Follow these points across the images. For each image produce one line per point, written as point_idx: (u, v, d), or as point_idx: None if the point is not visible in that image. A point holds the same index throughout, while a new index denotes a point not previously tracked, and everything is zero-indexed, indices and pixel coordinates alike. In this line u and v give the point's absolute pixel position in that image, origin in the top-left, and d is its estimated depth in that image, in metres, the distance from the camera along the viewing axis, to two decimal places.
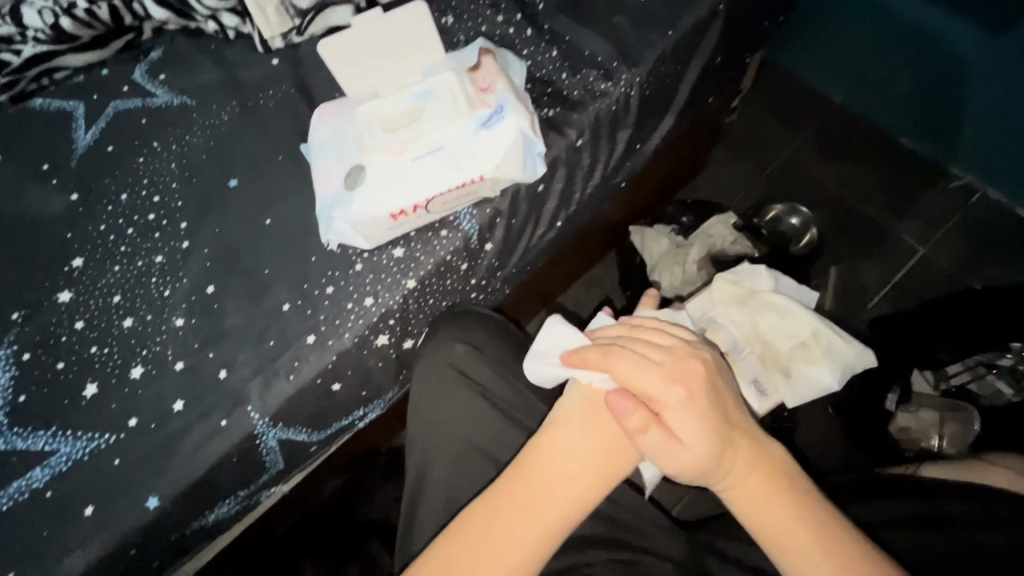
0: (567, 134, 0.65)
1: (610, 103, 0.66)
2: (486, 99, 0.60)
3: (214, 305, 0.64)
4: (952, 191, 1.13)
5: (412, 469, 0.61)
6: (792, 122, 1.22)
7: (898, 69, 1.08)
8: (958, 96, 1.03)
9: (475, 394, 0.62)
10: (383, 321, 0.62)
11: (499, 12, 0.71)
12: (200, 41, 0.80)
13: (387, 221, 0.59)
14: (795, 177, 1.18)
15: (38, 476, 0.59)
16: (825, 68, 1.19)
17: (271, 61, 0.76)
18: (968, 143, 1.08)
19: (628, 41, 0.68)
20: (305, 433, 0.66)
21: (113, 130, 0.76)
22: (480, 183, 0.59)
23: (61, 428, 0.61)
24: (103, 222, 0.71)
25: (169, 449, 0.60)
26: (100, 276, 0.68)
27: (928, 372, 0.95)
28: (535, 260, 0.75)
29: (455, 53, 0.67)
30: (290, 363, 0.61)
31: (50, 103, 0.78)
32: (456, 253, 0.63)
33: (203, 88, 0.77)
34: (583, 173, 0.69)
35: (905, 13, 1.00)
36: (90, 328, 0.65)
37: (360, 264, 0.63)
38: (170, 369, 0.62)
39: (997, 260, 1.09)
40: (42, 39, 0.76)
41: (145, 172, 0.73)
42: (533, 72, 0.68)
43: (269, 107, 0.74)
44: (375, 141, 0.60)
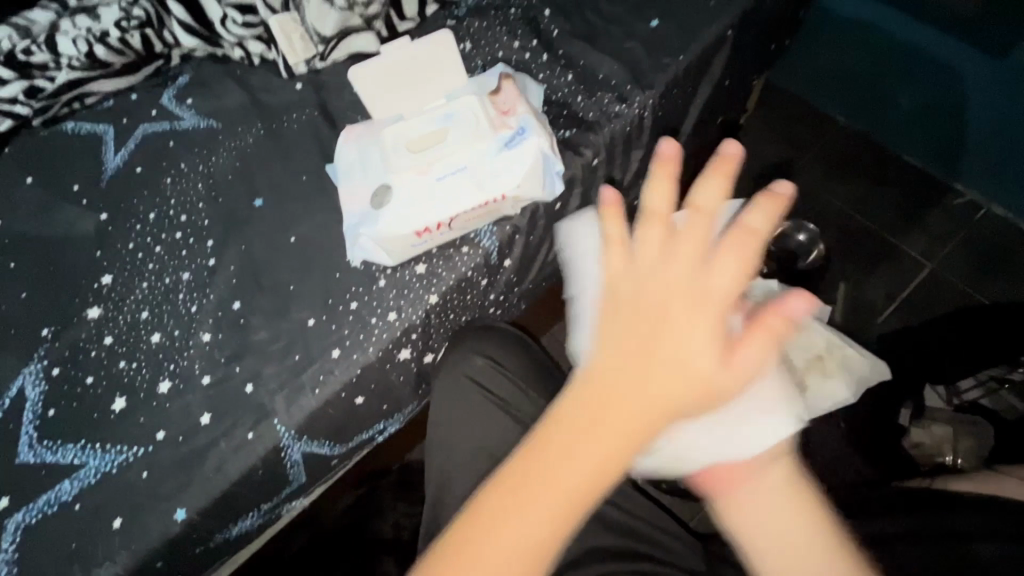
0: (583, 154, 0.67)
1: (623, 124, 0.68)
2: (506, 121, 0.63)
3: (240, 320, 0.66)
4: (959, 208, 1.15)
5: (434, 482, 0.62)
6: (797, 140, 1.25)
7: (901, 88, 1.11)
8: (960, 115, 1.05)
9: (495, 406, 0.63)
10: (406, 336, 0.64)
11: (516, 39, 0.74)
12: (226, 66, 0.83)
13: (411, 238, 0.61)
14: (802, 194, 1.20)
15: (67, 489, 0.60)
16: (829, 89, 1.22)
17: (295, 85, 0.79)
18: (969, 161, 1.11)
19: (640, 65, 0.70)
20: (327, 447, 0.67)
21: (141, 152, 0.79)
22: (501, 201, 0.61)
23: (90, 441, 0.62)
24: (133, 241, 0.73)
25: (196, 461, 0.61)
26: (129, 292, 0.70)
27: (939, 388, 0.97)
28: (551, 276, 0.77)
29: (476, 78, 0.70)
30: (315, 378, 0.62)
31: (81, 126, 0.81)
32: (477, 269, 0.65)
33: (229, 111, 0.80)
34: (598, 192, 0.71)
35: (906, 37, 1.03)
36: (119, 343, 0.67)
37: (383, 279, 0.65)
38: (197, 383, 0.64)
39: (1005, 276, 1.10)
40: (76, 67, 0.79)
41: (172, 193, 0.75)
42: (549, 95, 0.70)
43: (294, 129, 0.77)
44: (399, 161, 0.62)
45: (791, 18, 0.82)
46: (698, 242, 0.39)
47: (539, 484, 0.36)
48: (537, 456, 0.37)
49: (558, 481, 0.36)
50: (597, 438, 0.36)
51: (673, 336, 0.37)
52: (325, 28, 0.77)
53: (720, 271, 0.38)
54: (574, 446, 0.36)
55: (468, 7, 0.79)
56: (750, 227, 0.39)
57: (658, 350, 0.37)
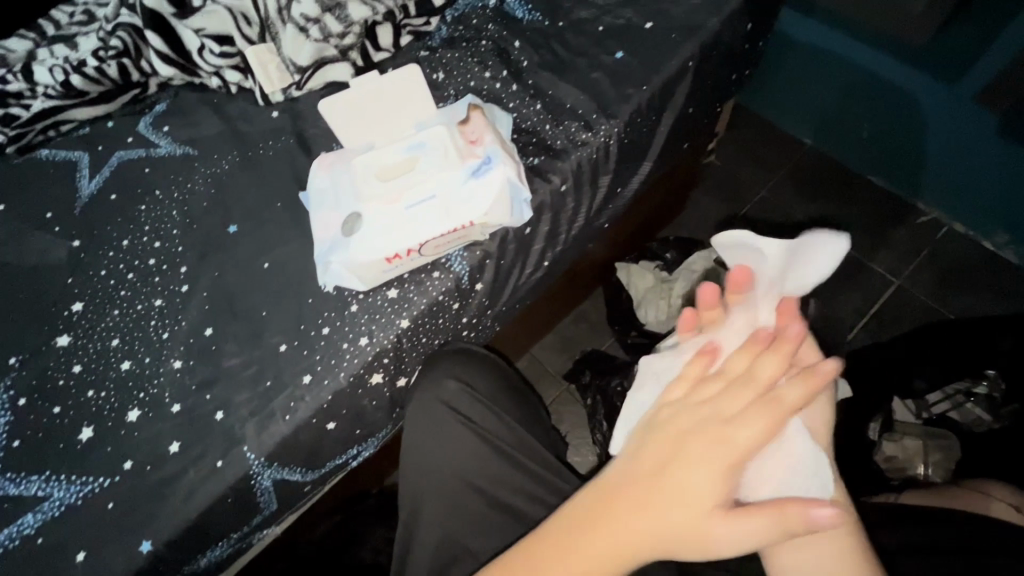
0: (551, 181, 0.69)
1: (590, 151, 0.71)
2: (474, 151, 0.65)
3: (211, 347, 0.66)
4: (921, 226, 1.19)
5: (407, 507, 0.62)
6: (766, 162, 1.29)
7: (862, 112, 1.16)
8: (918, 137, 1.10)
9: (467, 430, 0.64)
10: (377, 360, 0.64)
11: (487, 69, 0.77)
12: (204, 95, 0.84)
13: (382, 265, 0.62)
14: (772, 214, 1.24)
15: (29, 522, 0.59)
16: (795, 113, 1.27)
17: (272, 113, 0.81)
18: (928, 181, 1.16)
19: (606, 95, 0.73)
20: (299, 473, 0.66)
21: (116, 179, 0.79)
22: (470, 228, 0.62)
23: (55, 472, 0.61)
24: (105, 268, 0.73)
25: (164, 491, 0.60)
26: (100, 320, 0.70)
27: (909, 402, 0.97)
28: (524, 298, 0.79)
29: (446, 108, 0.72)
30: (286, 404, 0.63)
31: (55, 153, 0.81)
32: (448, 293, 0.66)
33: (205, 138, 0.81)
34: (568, 216, 0.73)
35: (864, 64, 1.09)
36: (88, 371, 0.66)
37: (355, 305, 0.65)
38: (167, 411, 0.63)
39: (966, 292, 1.14)
40: (52, 95, 0.80)
41: (147, 219, 0.76)
42: (519, 123, 0.73)
43: (269, 156, 0.78)
44: (370, 190, 0.63)
45: (751, 49, 0.86)
46: (767, 376, 0.43)
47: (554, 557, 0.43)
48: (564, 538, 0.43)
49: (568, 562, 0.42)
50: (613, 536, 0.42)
51: (691, 477, 0.41)
52: (301, 58, 0.79)
53: (746, 425, 0.41)
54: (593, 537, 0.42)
55: (441, 38, 0.81)
56: (786, 401, 0.41)
57: (674, 480, 0.41)
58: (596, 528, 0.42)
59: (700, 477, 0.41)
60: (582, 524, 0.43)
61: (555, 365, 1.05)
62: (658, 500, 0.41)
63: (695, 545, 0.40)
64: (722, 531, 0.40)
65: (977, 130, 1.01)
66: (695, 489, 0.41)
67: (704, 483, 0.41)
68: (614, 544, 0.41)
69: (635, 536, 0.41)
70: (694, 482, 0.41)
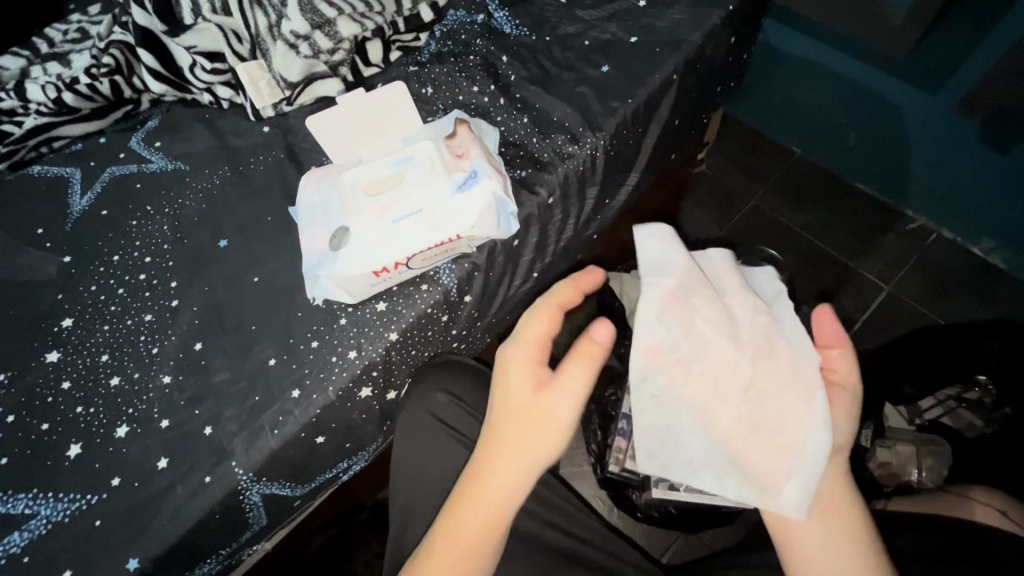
0: (538, 193, 0.70)
1: (577, 163, 0.72)
2: (460, 165, 0.65)
3: (201, 362, 0.66)
4: (909, 233, 1.20)
5: (396, 520, 0.62)
6: (756, 171, 1.30)
7: (848, 121, 1.17)
8: (903, 144, 1.12)
9: (456, 442, 0.64)
10: (366, 374, 0.65)
11: (474, 84, 0.78)
12: (195, 111, 0.85)
13: (370, 278, 0.62)
14: (762, 223, 1.25)
15: (16, 541, 0.59)
16: (782, 123, 1.29)
17: (263, 128, 0.82)
18: (915, 187, 1.17)
19: (591, 108, 0.74)
20: (288, 488, 0.66)
21: (107, 195, 0.80)
22: (456, 240, 0.63)
23: (42, 490, 0.61)
24: (95, 283, 0.73)
25: (151, 507, 0.60)
26: (90, 336, 0.70)
27: (902, 408, 1.01)
28: (514, 310, 0.79)
29: (433, 123, 0.73)
30: (275, 418, 0.63)
31: (48, 170, 0.82)
32: (436, 306, 0.66)
33: (196, 154, 0.81)
34: (556, 227, 0.74)
35: (846, 73, 1.10)
36: (77, 388, 0.66)
37: (343, 318, 0.66)
38: (156, 427, 0.63)
39: (955, 298, 1.14)
40: (44, 112, 0.81)
41: (138, 235, 0.76)
42: (506, 137, 0.73)
43: (260, 171, 0.78)
44: (358, 204, 0.64)
45: (735, 62, 0.88)
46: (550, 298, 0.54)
47: (456, 516, 0.49)
48: (460, 501, 0.49)
49: (465, 525, 0.48)
50: (492, 486, 0.49)
51: (516, 379, 0.50)
52: (292, 74, 0.80)
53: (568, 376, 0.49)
54: (476, 495, 0.49)
55: (430, 54, 0.83)
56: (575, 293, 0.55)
57: (511, 392, 0.50)
58: (489, 465, 0.49)
59: (515, 393, 0.50)
60: (473, 488, 0.49)
61: None
62: (507, 420, 0.49)
63: (544, 424, 0.49)
64: (554, 402, 0.48)
65: (960, 136, 1.03)
66: (524, 422, 0.49)
67: (525, 381, 0.50)
68: (509, 469, 0.49)
69: (517, 456, 0.48)
70: (517, 385, 0.50)
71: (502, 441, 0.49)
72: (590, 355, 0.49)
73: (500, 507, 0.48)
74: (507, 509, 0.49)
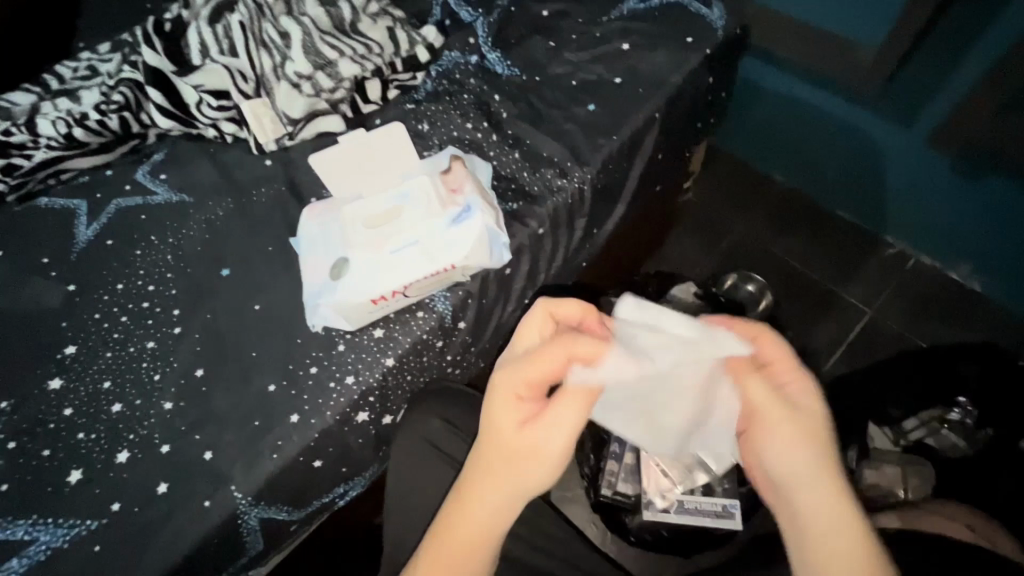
0: (529, 224, 0.73)
1: (565, 196, 0.76)
2: (455, 199, 0.69)
3: (202, 388, 0.68)
4: (888, 259, 1.25)
5: (392, 543, 0.64)
6: (740, 199, 1.35)
7: (826, 153, 1.23)
8: (880, 175, 1.18)
9: (450, 466, 0.65)
10: (363, 399, 0.67)
11: (468, 120, 0.82)
12: (200, 144, 0.89)
13: (368, 306, 0.65)
14: (747, 248, 1.29)
15: (15, 567, 0.60)
16: (762, 157, 1.35)
17: (265, 162, 0.85)
18: (891, 216, 1.22)
19: (579, 144, 0.79)
20: (285, 512, 0.68)
21: (113, 225, 0.82)
22: (451, 270, 0.66)
23: (42, 515, 0.62)
24: (99, 311, 0.75)
25: (150, 532, 0.61)
26: (92, 363, 0.72)
27: (886, 429, 1.01)
28: (507, 335, 0.82)
29: (429, 159, 0.77)
30: (274, 443, 0.64)
31: (55, 202, 0.85)
32: (432, 332, 0.69)
33: (200, 186, 0.85)
34: (546, 256, 0.77)
35: (823, 109, 1.17)
36: (79, 414, 0.68)
37: (342, 344, 0.68)
38: (156, 452, 0.65)
39: (934, 322, 1.18)
40: (54, 146, 0.84)
41: (142, 264, 0.79)
42: (498, 171, 0.77)
43: (262, 203, 0.82)
44: (357, 236, 0.67)
45: (714, 100, 0.93)
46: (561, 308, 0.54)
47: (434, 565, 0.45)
48: (431, 550, 0.46)
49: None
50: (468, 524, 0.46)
51: (504, 380, 0.48)
52: (295, 111, 0.84)
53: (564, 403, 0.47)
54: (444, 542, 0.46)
55: (426, 92, 0.87)
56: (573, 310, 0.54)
57: (500, 392, 0.48)
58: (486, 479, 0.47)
59: (508, 399, 0.48)
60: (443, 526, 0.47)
61: None
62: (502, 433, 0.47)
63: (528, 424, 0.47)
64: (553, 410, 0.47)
65: (934, 166, 1.09)
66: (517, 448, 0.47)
67: (515, 377, 0.48)
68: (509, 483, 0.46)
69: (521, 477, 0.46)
70: (504, 379, 0.48)
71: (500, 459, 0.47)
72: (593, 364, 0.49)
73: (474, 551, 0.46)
74: (485, 547, 0.46)
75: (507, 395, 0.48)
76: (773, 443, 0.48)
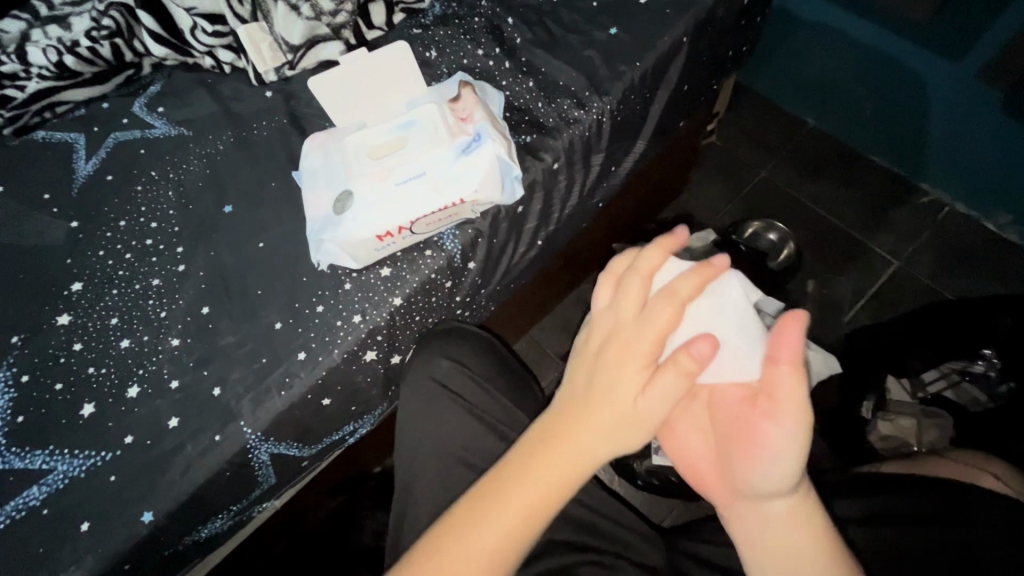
0: (543, 158, 0.69)
1: (582, 128, 0.71)
2: (464, 128, 0.65)
3: (208, 325, 0.67)
4: (922, 207, 1.18)
5: (403, 481, 0.64)
6: (766, 142, 1.27)
7: (862, 90, 1.14)
8: (920, 114, 1.08)
9: (457, 405, 0.65)
10: (371, 338, 0.65)
11: (479, 46, 0.76)
12: (197, 75, 0.84)
13: (374, 242, 0.62)
14: (773, 195, 1.23)
15: (35, 494, 0.61)
16: (793, 93, 1.26)
17: (265, 93, 0.80)
18: (928, 159, 1.14)
19: (598, 72, 0.73)
20: (296, 448, 0.68)
21: (112, 160, 0.79)
22: (460, 205, 0.63)
23: (58, 446, 0.63)
24: (103, 248, 0.74)
25: (164, 464, 0.62)
26: (99, 299, 0.71)
27: (904, 381, 0.97)
28: (518, 278, 0.79)
29: (435, 86, 0.72)
30: (281, 380, 0.64)
31: (52, 135, 0.81)
32: (440, 271, 0.67)
33: (199, 119, 0.81)
34: (561, 194, 0.73)
35: (862, 39, 1.07)
36: (88, 349, 0.68)
37: (348, 283, 0.66)
38: (165, 388, 0.65)
39: (965, 273, 1.13)
40: (46, 76, 0.80)
41: (143, 200, 0.76)
42: (510, 101, 0.72)
43: (263, 136, 0.78)
44: (361, 169, 0.64)
45: (747, 27, 0.86)
46: (648, 267, 0.48)
47: (513, 482, 0.45)
48: (436, 541, 0.44)
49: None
50: (563, 460, 0.45)
51: (608, 372, 0.47)
52: (293, 36, 0.78)
53: (621, 390, 0.46)
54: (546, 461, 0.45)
55: (434, 16, 0.80)
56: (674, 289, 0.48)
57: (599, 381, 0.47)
58: (491, 503, 0.44)
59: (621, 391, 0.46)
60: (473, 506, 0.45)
61: (553, 346, 1.05)
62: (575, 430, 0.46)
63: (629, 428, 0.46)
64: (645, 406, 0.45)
65: (983, 107, 0.99)
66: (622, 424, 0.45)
67: (637, 351, 0.46)
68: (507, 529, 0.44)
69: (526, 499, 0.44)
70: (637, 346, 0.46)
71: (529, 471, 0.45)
72: (685, 367, 0.45)
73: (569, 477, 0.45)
74: None
75: (621, 395, 0.46)
76: (774, 432, 0.43)
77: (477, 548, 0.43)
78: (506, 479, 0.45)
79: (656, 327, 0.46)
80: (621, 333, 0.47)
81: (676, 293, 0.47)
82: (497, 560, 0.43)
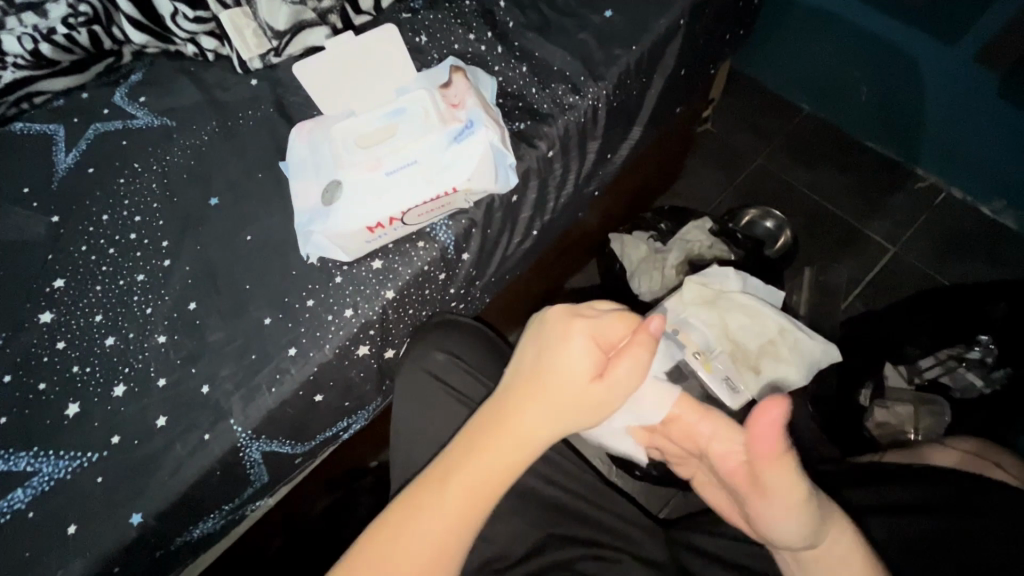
0: (537, 146, 0.67)
1: (578, 115, 0.69)
2: (456, 115, 0.63)
3: (196, 321, 0.65)
4: (918, 192, 1.17)
5: (398, 478, 0.62)
6: (762, 129, 1.26)
7: (858, 74, 1.12)
8: (915, 99, 1.07)
9: (452, 399, 0.64)
10: (363, 332, 0.64)
11: (471, 31, 0.74)
12: (180, 63, 0.82)
13: (364, 234, 0.61)
14: (769, 182, 1.21)
15: (20, 497, 0.59)
16: (789, 79, 1.24)
17: (251, 81, 0.78)
18: (925, 144, 1.13)
19: (593, 57, 0.71)
20: (289, 445, 0.67)
21: (93, 152, 0.77)
22: (453, 195, 0.61)
23: (43, 448, 0.61)
24: (85, 243, 0.72)
25: (152, 464, 0.60)
26: (82, 296, 0.69)
27: (901, 367, 0.96)
28: (513, 269, 0.78)
29: (425, 72, 0.70)
30: (272, 376, 0.62)
31: (30, 127, 0.79)
32: (434, 263, 0.65)
33: (182, 108, 0.78)
34: (556, 183, 0.72)
35: (857, 22, 1.05)
36: (72, 348, 0.66)
37: (339, 276, 0.64)
38: (152, 386, 0.63)
39: (961, 259, 1.12)
40: (21, 65, 0.76)
41: (126, 193, 0.74)
42: (504, 87, 0.70)
43: (248, 126, 0.75)
44: (350, 158, 0.62)
45: (745, 9, 0.84)
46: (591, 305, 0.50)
47: (455, 468, 0.46)
48: (380, 527, 0.45)
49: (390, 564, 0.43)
50: (506, 445, 0.46)
51: (556, 367, 0.47)
52: (278, 22, 0.76)
53: (574, 368, 0.47)
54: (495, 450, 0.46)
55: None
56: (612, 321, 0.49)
57: (549, 375, 0.47)
58: (438, 493, 0.45)
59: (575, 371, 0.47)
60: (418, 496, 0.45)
61: None
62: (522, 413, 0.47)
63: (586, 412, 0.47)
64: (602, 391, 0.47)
65: (980, 92, 0.98)
66: (568, 407, 0.47)
67: (580, 351, 0.47)
68: (444, 514, 0.44)
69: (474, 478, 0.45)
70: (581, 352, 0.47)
71: (473, 453, 0.46)
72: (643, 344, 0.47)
73: (515, 461, 0.46)
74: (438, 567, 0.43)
75: (568, 386, 0.47)
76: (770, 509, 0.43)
77: (421, 536, 0.44)
78: (448, 466, 0.46)
79: (597, 332, 0.48)
80: (566, 326, 0.48)
81: (625, 313, 0.49)
82: (439, 554, 0.43)
